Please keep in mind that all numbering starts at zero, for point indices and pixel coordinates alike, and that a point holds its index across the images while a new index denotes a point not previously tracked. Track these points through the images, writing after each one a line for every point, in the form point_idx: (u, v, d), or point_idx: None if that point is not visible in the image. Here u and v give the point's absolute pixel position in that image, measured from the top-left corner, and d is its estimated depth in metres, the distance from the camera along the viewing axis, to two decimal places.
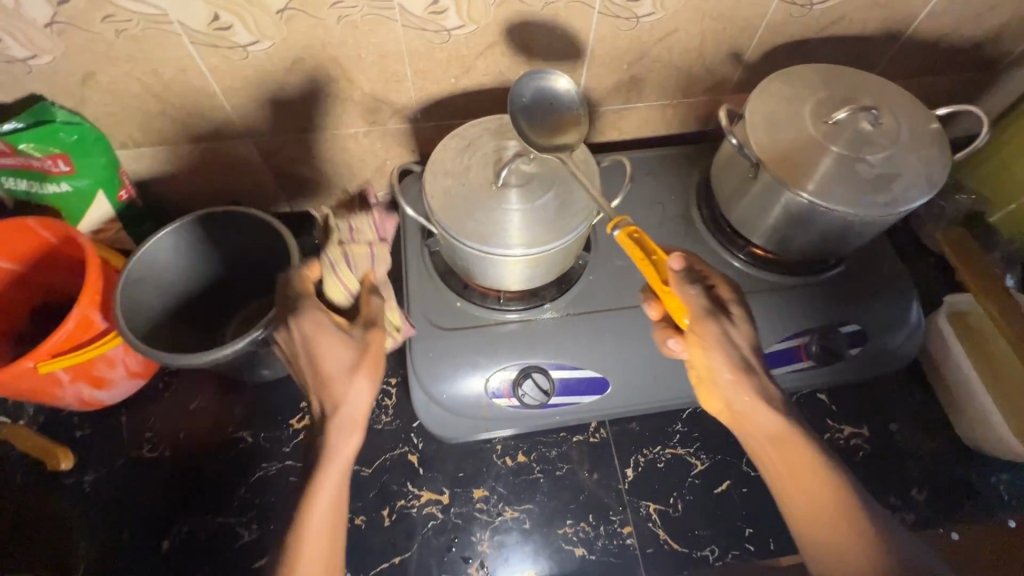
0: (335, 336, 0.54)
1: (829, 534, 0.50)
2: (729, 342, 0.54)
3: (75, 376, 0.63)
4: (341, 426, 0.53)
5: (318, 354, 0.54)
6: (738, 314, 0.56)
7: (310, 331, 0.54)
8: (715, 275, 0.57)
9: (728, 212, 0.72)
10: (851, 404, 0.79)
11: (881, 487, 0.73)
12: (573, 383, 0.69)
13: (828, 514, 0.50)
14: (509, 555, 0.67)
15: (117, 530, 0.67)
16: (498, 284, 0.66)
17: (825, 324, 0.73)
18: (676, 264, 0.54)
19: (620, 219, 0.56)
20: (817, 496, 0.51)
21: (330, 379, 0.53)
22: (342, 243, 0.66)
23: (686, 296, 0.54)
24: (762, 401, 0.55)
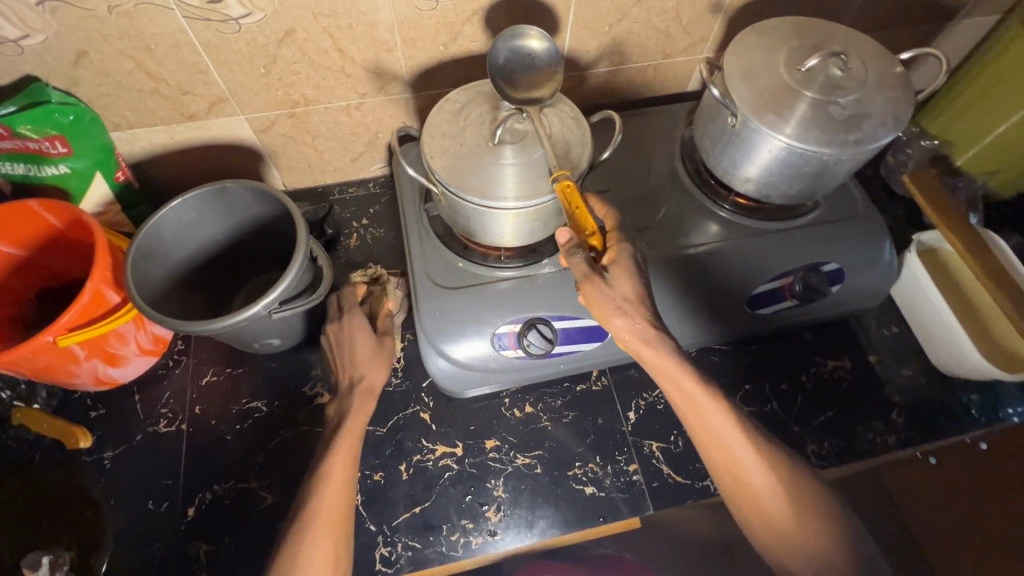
0: (367, 335, 0.68)
1: (727, 458, 0.58)
2: (608, 291, 0.58)
3: (90, 352, 0.65)
4: (360, 392, 0.64)
5: (353, 340, 0.68)
6: (616, 269, 0.60)
7: (348, 323, 0.69)
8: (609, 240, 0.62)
9: (713, 164, 0.76)
10: (832, 340, 0.84)
11: (864, 413, 0.79)
12: (575, 332, 0.72)
13: (722, 440, 0.59)
14: (523, 498, 0.71)
15: (142, 502, 0.69)
16: (496, 240, 0.69)
17: (808, 264, 0.77)
18: (562, 237, 0.60)
19: (559, 172, 0.59)
20: (710, 426, 0.59)
21: (361, 362, 0.67)
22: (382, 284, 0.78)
23: (571, 262, 0.60)
24: (644, 340, 0.59)
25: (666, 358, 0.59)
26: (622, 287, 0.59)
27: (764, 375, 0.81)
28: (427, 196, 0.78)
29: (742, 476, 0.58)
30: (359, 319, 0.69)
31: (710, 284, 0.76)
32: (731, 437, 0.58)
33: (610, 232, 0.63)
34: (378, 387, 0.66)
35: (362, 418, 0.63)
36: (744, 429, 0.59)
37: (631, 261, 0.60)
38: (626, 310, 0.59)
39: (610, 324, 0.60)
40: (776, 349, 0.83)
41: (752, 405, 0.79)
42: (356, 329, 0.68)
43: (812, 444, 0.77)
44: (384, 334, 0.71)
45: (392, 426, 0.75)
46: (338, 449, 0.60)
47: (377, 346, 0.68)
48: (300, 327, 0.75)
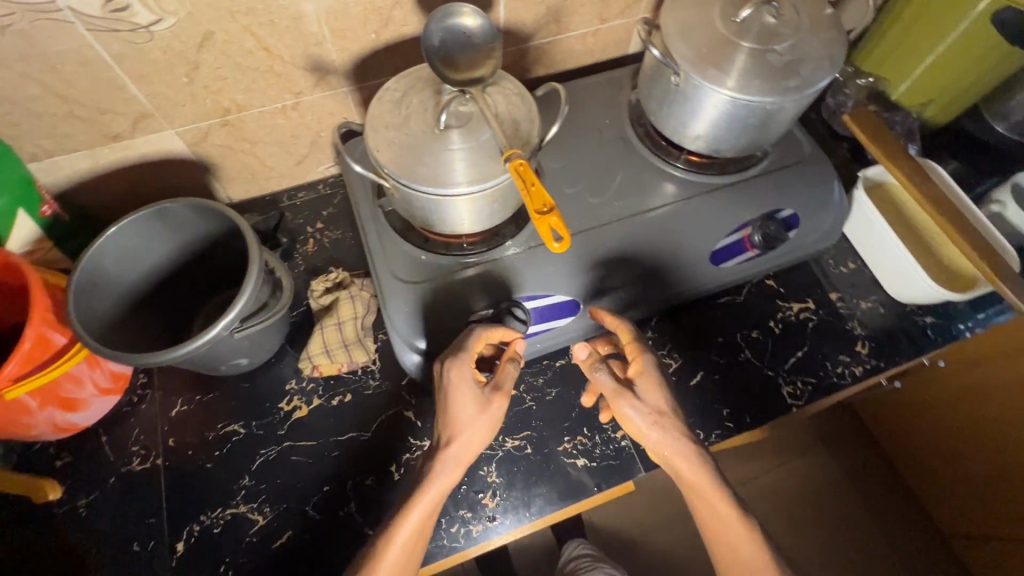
0: (471, 390, 0.62)
1: (745, 569, 0.59)
2: (639, 407, 0.62)
3: (44, 400, 0.61)
4: (448, 462, 0.60)
5: (449, 399, 0.62)
6: (645, 382, 0.64)
7: (452, 377, 0.62)
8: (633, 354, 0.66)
9: (663, 125, 0.76)
10: (794, 284, 0.87)
11: (832, 348, 0.82)
12: (546, 310, 0.72)
13: (744, 549, 0.60)
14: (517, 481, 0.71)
15: (127, 545, 0.67)
16: (455, 227, 0.68)
17: (763, 214, 0.79)
18: (580, 353, 0.65)
19: (510, 151, 0.58)
20: (734, 535, 0.60)
21: (457, 422, 0.61)
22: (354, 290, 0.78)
23: (597, 378, 0.64)
24: (684, 454, 0.61)
25: (704, 471, 0.61)
26: (652, 400, 0.63)
27: (735, 326, 0.83)
28: (379, 191, 0.76)
29: None
30: (465, 375, 0.62)
31: (674, 244, 0.77)
32: (752, 553, 0.59)
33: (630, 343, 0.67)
34: (467, 459, 0.61)
35: (443, 491, 0.60)
36: (765, 549, 0.60)
37: (657, 373, 0.65)
38: (658, 423, 0.62)
39: (644, 438, 0.63)
40: (743, 299, 0.85)
41: (727, 356, 0.81)
42: (458, 386, 0.62)
43: (787, 386, 0.79)
44: (493, 389, 0.63)
45: (377, 429, 0.73)
46: (410, 520, 0.58)
47: (483, 406, 0.62)
48: (268, 343, 0.73)
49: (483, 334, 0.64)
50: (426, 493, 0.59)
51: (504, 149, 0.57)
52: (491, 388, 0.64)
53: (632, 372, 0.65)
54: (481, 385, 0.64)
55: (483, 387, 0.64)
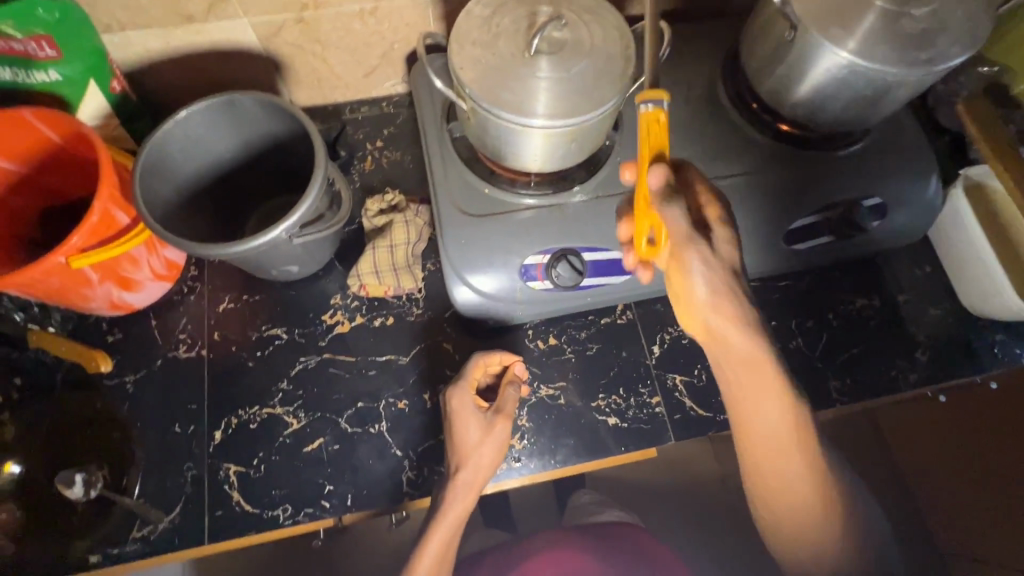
0: (474, 416, 0.65)
1: (763, 414, 0.56)
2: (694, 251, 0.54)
3: (104, 275, 0.62)
4: (460, 487, 0.63)
5: (456, 426, 0.65)
6: (720, 232, 0.56)
7: (455, 406, 0.65)
8: (710, 197, 0.57)
9: (760, 85, 0.71)
10: (863, 278, 0.82)
11: (889, 351, 0.78)
12: (604, 264, 0.69)
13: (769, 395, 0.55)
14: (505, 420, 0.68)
15: (168, 425, 0.69)
16: (525, 163, 0.65)
17: (850, 198, 0.73)
18: (654, 180, 0.55)
19: (653, 97, 0.55)
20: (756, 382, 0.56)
21: (464, 448, 0.64)
22: (408, 215, 0.76)
23: (668, 216, 0.54)
24: (723, 293, 0.55)
25: (740, 309, 0.55)
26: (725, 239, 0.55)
27: (792, 311, 0.80)
28: (449, 115, 0.73)
29: (772, 443, 0.56)
30: (466, 402, 0.65)
31: (746, 216, 0.73)
32: (774, 401, 0.55)
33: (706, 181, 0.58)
34: (480, 482, 0.63)
35: (461, 515, 0.62)
36: (790, 401, 0.56)
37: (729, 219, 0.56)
38: (710, 264, 0.54)
39: (678, 270, 0.56)
40: (806, 286, 0.81)
41: (778, 341, 0.78)
42: (462, 413, 0.65)
43: (834, 380, 0.76)
44: (496, 414, 0.66)
45: (414, 356, 0.74)
46: (435, 544, 0.60)
47: (486, 431, 0.65)
48: (318, 253, 0.72)
49: (480, 363, 0.68)
50: (442, 523, 0.61)
51: (647, 89, 0.55)
52: (492, 411, 0.66)
53: (707, 214, 0.56)
54: (483, 409, 0.66)
55: (486, 409, 0.66)
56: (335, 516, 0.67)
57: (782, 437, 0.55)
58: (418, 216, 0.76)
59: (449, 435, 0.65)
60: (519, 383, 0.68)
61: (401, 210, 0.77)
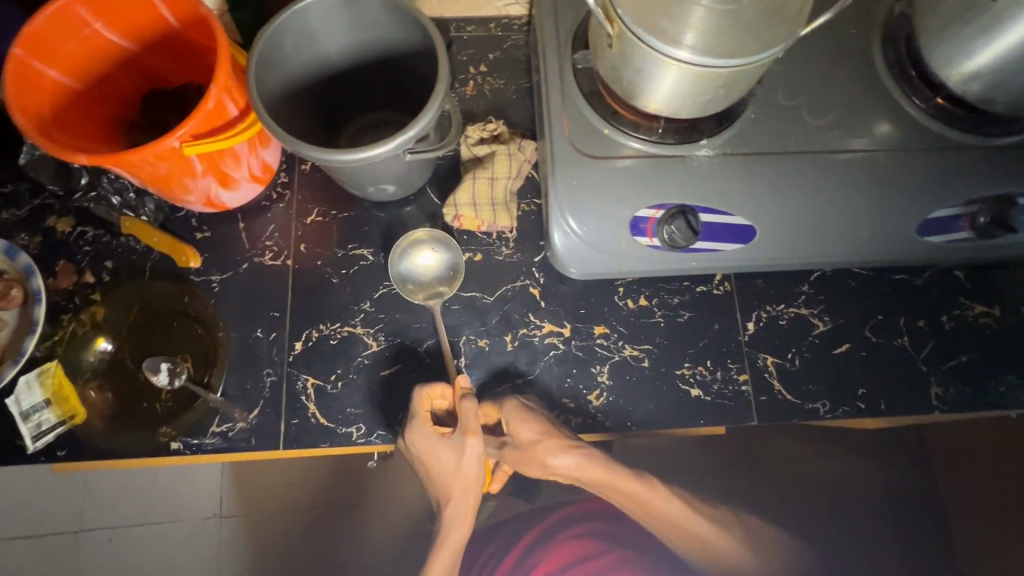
0: (441, 443, 0.63)
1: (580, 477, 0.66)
2: (495, 451, 0.67)
3: (206, 168, 0.60)
4: (452, 516, 0.66)
5: (429, 462, 0.64)
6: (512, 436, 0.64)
7: (416, 445, 0.63)
8: (507, 413, 0.65)
9: (929, 49, 0.62)
10: (986, 283, 0.75)
11: (1001, 364, 0.72)
12: (720, 228, 0.64)
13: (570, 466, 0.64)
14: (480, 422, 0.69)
15: (250, 329, 0.69)
16: (657, 107, 0.59)
17: (1003, 193, 0.66)
18: None
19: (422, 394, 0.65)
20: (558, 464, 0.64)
21: (443, 477, 0.64)
22: (512, 147, 0.72)
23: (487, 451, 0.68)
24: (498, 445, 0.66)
25: (525, 431, 0.63)
26: (524, 439, 0.63)
27: (902, 308, 0.74)
28: (573, 44, 0.67)
29: (613, 486, 0.67)
30: (427, 437, 0.63)
31: (885, 196, 0.65)
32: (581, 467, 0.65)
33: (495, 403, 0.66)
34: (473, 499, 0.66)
35: (461, 529, 0.67)
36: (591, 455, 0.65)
37: (513, 413, 0.64)
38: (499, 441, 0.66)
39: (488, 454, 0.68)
40: (922, 283, 0.74)
41: (882, 337, 0.73)
42: (427, 448, 0.63)
43: (936, 386, 0.71)
44: (463, 434, 0.63)
45: (499, 296, 0.71)
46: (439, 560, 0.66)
47: (456, 460, 0.63)
48: (416, 176, 0.69)
49: (423, 395, 0.65)
50: (445, 542, 0.66)
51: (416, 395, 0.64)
52: (458, 432, 0.63)
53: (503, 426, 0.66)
54: (447, 433, 0.64)
55: (451, 433, 0.64)
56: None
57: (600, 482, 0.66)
58: (522, 150, 0.72)
59: (427, 470, 0.65)
60: (471, 393, 0.64)
61: (503, 141, 0.73)
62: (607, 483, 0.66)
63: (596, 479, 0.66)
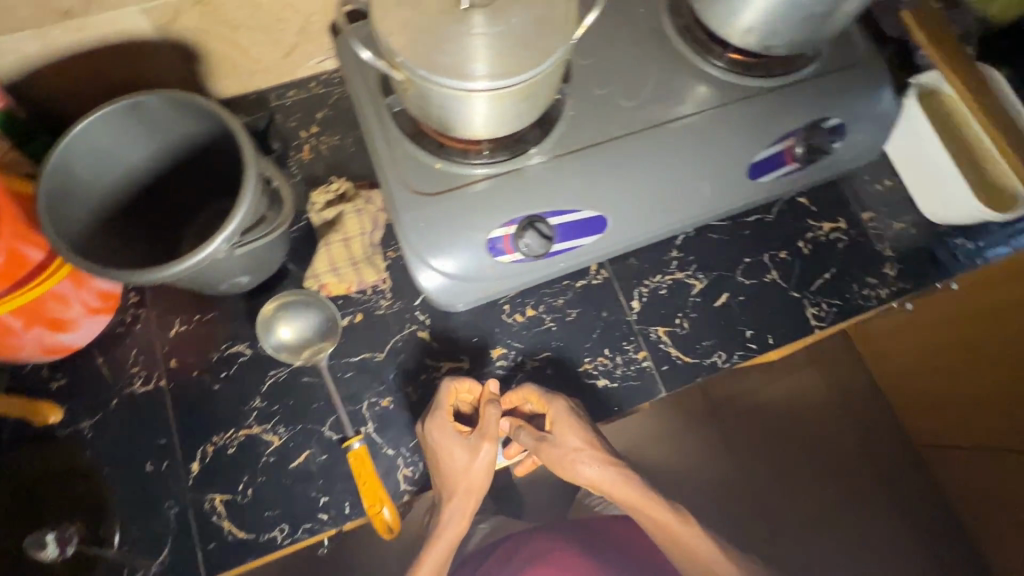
0: (458, 440, 0.63)
1: (617, 492, 0.66)
2: (528, 443, 0.67)
3: (28, 320, 0.57)
4: (451, 517, 0.64)
5: (441, 456, 0.63)
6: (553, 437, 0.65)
7: (434, 436, 0.63)
8: (552, 409, 0.66)
9: (708, 15, 0.67)
10: (827, 201, 0.81)
11: (861, 268, 0.79)
12: (573, 226, 0.66)
13: (620, 484, 0.66)
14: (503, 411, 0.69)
15: (139, 465, 0.65)
16: (475, 132, 0.60)
17: (811, 121, 0.72)
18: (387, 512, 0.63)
19: (451, 387, 0.65)
20: (587, 475, 0.65)
21: (451, 475, 0.63)
22: (360, 204, 0.71)
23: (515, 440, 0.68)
24: (537, 445, 0.66)
25: (581, 434, 0.65)
26: (569, 443, 0.65)
27: (764, 244, 0.78)
28: (385, 89, 0.66)
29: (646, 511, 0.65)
30: (447, 431, 0.63)
31: (711, 153, 0.69)
32: (619, 479, 0.66)
33: (536, 399, 0.67)
34: (478, 494, 0.64)
35: (451, 540, 0.64)
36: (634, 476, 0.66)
37: (563, 415, 0.66)
38: (541, 437, 0.66)
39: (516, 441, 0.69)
40: (774, 217, 0.80)
41: (754, 278, 0.77)
42: (443, 443, 0.63)
43: (812, 307, 0.76)
44: (483, 434, 0.63)
45: (390, 350, 0.71)
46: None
47: (471, 456, 0.63)
48: (270, 259, 0.67)
49: (451, 387, 0.65)
50: (431, 553, 0.63)
51: (445, 388, 0.64)
52: (476, 434, 0.63)
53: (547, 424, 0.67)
54: (465, 433, 0.64)
55: (469, 433, 0.64)
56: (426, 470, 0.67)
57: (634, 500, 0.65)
58: (371, 203, 0.71)
59: (435, 466, 0.64)
60: (498, 401, 0.63)
61: (349, 199, 0.71)
62: (637, 504, 0.65)
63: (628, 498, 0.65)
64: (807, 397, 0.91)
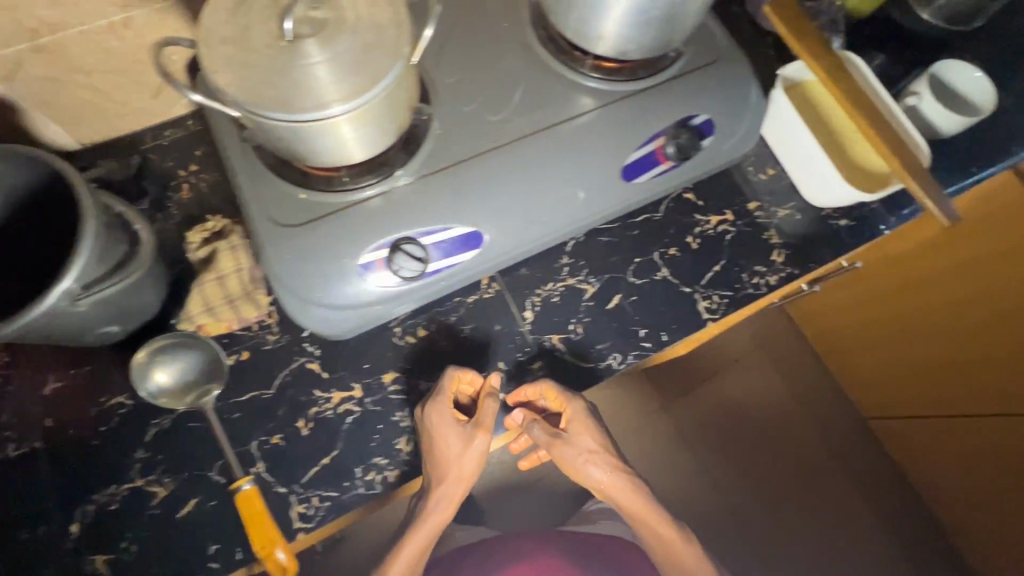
0: (456, 429, 0.66)
1: (619, 495, 0.75)
2: (530, 428, 0.71)
3: None
4: (438, 499, 0.69)
5: (433, 442, 0.65)
6: (567, 431, 0.73)
7: (430, 421, 0.65)
8: (569, 405, 0.72)
9: (565, 26, 0.68)
10: (713, 194, 0.83)
11: (748, 256, 0.80)
12: (448, 244, 0.66)
13: (629, 489, 0.75)
14: (513, 401, 0.71)
15: (16, 533, 0.62)
16: (330, 159, 0.60)
17: (678, 120, 0.73)
18: (280, 554, 0.61)
19: (454, 374, 0.67)
20: (593, 476, 0.74)
21: (444, 461, 0.66)
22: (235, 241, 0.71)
23: (527, 428, 0.71)
24: (553, 441, 0.72)
25: (597, 436, 0.74)
26: (585, 444, 0.73)
27: (654, 242, 0.79)
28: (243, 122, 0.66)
29: (642, 514, 0.76)
30: (445, 416, 0.66)
31: (582, 160, 0.70)
32: (627, 485, 0.75)
33: (557, 396, 0.71)
34: (467, 480, 0.68)
35: (438, 522, 0.71)
36: (637, 481, 0.76)
37: (581, 415, 0.72)
38: (556, 432, 0.72)
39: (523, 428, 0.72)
40: (662, 215, 0.81)
41: (645, 277, 0.78)
42: (439, 429, 0.65)
43: (703, 301, 0.77)
44: (477, 424, 0.67)
45: (280, 385, 0.69)
46: (403, 555, 0.70)
47: (465, 441, 0.67)
48: (140, 306, 0.65)
49: (453, 375, 0.67)
50: (418, 534, 0.70)
51: (449, 375, 0.67)
52: (472, 423, 0.68)
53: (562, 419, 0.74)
54: (461, 421, 0.68)
55: (465, 421, 0.68)
56: (339, 501, 0.65)
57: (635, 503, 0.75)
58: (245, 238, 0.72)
59: (428, 451, 0.66)
60: (497, 394, 0.68)
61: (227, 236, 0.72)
62: (636, 510, 0.75)
63: (626, 503, 0.75)
64: (760, 399, 1.65)
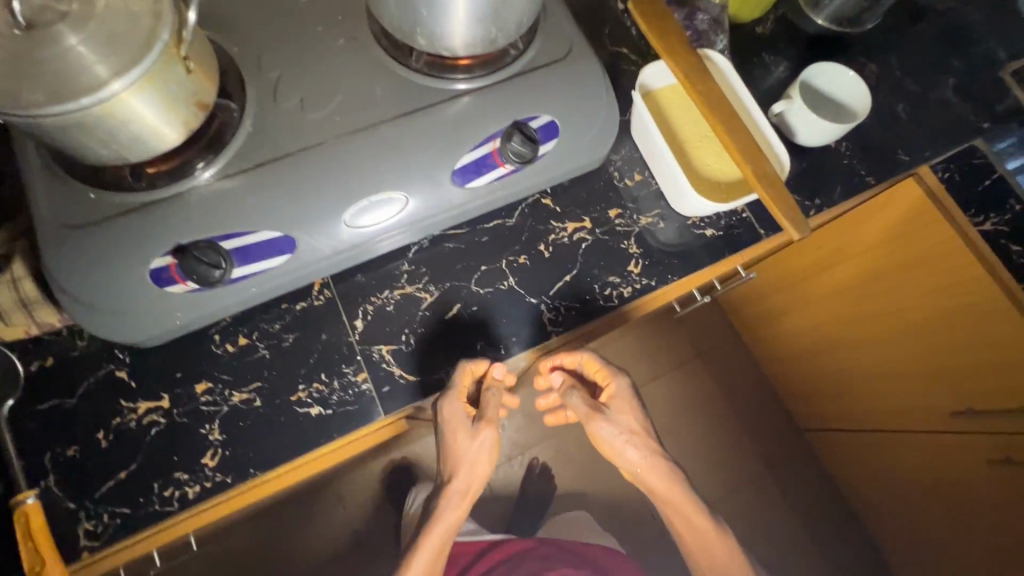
0: (464, 424, 0.71)
1: (652, 476, 0.77)
2: (574, 398, 0.77)
3: None
4: (453, 495, 0.75)
5: (450, 431, 0.71)
6: (610, 406, 0.78)
7: (444, 414, 0.69)
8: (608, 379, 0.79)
9: (383, 18, 0.64)
10: (573, 200, 0.79)
11: (603, 266, 0.77)
12: (252, 249, 0.63)
13: (669, 473, 0.77)
14: (550, 361, 0.77)
15: None
16: (106, 157, 0.56)
17: (516, 121, 0.68)
18: None
19: (469, 368, 0.69)
20: (628, 453, 0.77)
21: (462, 451, 0.73)
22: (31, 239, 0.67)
23: (570, 401, 0.77)
24: (594, 413, 0.76)
25: (637, 414, 0.78)
26: (623, 421, 0.77)
27: (504, 250, 0.76)
28: None
29: (675, 494, 0.77)
30: (457, 410, 0.69)
31: (405, 163, 0.66)
32: (661, 466, 0.77)
33: (600, 368, 0.79)
34: (483, 475, 0.75)
35: (457, 516, 0.76)
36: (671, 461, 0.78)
37: (625, 395, 0.79)
38: (598, 407, 0.77)
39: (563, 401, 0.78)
40: (515, 221, 0.77)
41: (489, 286, 0.75)
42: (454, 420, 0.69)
43: (548, 313, 0.74)
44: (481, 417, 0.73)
45: (83, 394, 0.66)
46: (427, 545, 0.74)
47: (474, 438, 0.72)
48: None
49: (467, 368, 0.69)
50: (437, 527, 0.74)
51: (466, 365, 0.69)
52: (479, 417, 0.73)
53: (605, 394, 0.79)
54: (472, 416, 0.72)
55: (473, 419, 0.73)
56: (131, 519, 0.62)
57: (670, 483, 0.77)
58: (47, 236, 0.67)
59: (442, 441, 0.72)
60: (497, 388, 0.71)
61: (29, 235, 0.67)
62: (670, 493, 0.77)
63: (658, 486, 0.77)
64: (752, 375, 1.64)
